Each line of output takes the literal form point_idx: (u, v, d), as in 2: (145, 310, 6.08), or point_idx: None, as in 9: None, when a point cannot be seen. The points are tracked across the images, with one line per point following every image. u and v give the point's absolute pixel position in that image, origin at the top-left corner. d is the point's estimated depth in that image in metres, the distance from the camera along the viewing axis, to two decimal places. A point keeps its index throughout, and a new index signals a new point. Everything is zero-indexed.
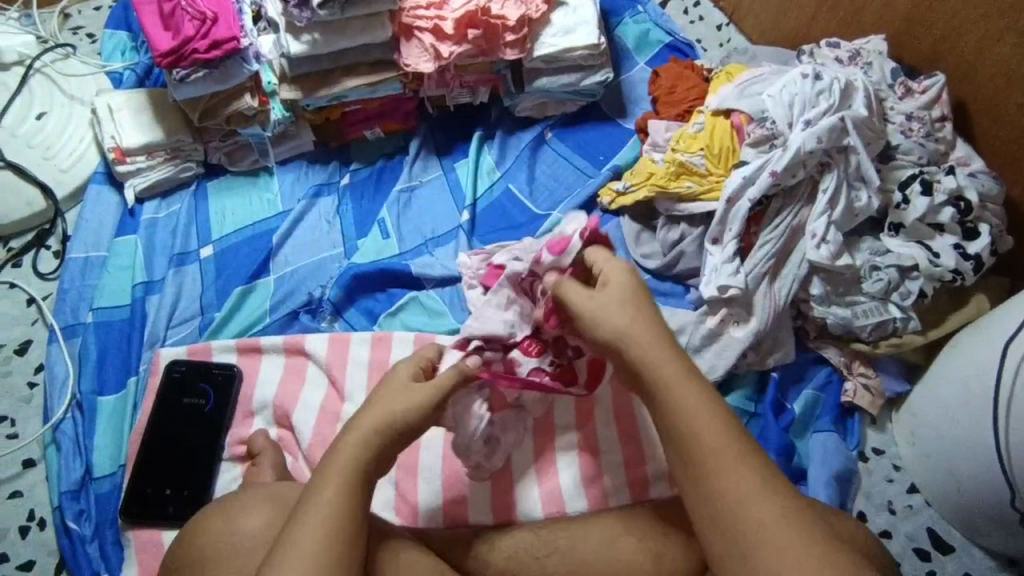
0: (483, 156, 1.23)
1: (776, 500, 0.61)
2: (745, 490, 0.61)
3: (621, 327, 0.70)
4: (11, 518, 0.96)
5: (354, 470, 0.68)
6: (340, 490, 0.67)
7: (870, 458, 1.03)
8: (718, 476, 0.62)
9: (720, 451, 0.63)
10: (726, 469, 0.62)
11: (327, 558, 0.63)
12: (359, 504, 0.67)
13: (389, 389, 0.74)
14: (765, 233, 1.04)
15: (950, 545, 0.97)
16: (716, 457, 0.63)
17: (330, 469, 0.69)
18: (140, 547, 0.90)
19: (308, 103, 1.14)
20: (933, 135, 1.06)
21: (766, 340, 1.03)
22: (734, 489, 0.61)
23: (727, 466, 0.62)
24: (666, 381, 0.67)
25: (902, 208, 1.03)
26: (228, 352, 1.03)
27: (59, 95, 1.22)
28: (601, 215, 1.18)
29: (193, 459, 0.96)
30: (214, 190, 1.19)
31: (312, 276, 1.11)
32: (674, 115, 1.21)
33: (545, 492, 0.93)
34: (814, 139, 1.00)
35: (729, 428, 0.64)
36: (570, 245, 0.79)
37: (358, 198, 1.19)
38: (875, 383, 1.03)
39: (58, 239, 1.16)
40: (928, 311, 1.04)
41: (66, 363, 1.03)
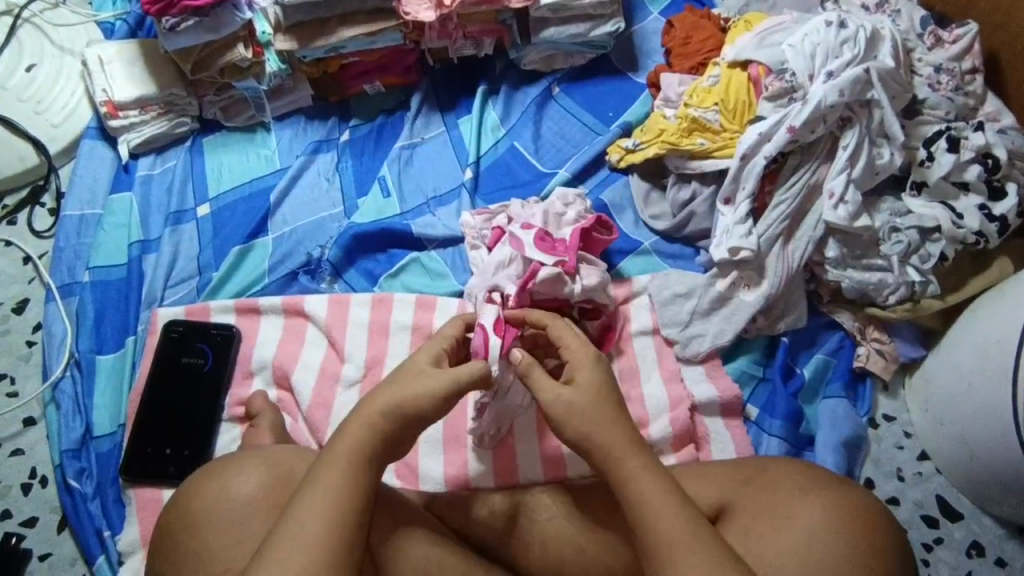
0: (488, 112, 1.18)
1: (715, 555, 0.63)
2: (683, 558, 0.63)
3: (567, 396, 0.73)
4: (14, 475, 0.96)
5: (360, 442, 0.69)
6: (345, 471, 0.66)
7: (880, 424, 1.01)
8: (658, 549, 0.64)
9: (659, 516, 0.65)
10: (665, 543, 0.64)
11: (330, 525, 0.63)
12: (365, 476, 0.67)
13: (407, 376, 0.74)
14: (780, 193, 1.00)
15: (959, 513, 0.95)
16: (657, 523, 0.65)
17: (337, 451, 0.68)
18: (141, 505, 0.90)
19: (304, 54, 1.10)
20: (962, 89, 1.01)
21: (778, 304, 1.00)
22: (674, 564, 0.63)
23: (670, 535, 0.64)
24: (607, 449, 0.69)
25: (926, 166, 0.98)
26: (226, 312, 1.01)
27: (49, 46, 1.18)
28: (608, 173, 1.13)
29: (192, 419, 0.95)
30: (210, 146, 1.16)
31: (311, 236, 1.09)
32: (687, 68, 1.16)
33: (547, 456, 0.91)
34: (836, 92, 0.95)
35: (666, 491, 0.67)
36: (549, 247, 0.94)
37: (357, 154, 1.15)
38: (890, 348, 1.00)
39: (53, 195, 1.14)
40: (949, 275, 1.00)
41: (64, 322, 1.02)
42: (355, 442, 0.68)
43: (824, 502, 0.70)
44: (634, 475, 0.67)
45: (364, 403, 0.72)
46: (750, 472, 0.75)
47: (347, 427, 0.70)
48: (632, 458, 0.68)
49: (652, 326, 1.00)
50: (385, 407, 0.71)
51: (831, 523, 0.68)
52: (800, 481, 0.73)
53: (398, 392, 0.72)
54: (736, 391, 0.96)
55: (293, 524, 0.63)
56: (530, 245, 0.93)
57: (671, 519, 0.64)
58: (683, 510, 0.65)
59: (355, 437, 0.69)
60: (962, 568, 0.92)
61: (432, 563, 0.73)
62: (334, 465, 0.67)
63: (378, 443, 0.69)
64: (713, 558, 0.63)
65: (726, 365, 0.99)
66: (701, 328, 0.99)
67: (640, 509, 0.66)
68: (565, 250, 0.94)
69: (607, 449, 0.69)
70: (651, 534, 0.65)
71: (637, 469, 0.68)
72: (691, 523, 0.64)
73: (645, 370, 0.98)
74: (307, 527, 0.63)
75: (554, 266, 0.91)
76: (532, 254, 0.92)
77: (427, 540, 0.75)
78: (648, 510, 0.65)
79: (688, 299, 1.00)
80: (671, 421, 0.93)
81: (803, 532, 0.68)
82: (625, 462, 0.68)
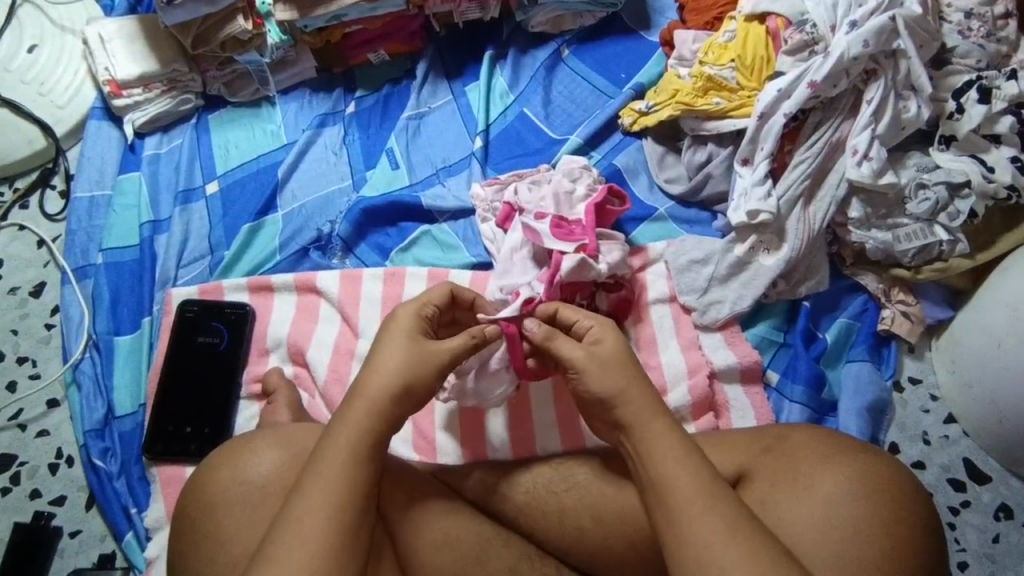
0: (496, 78, 1.15)
1: (726, 514, 0.62)
2: (702, 516, 0.62)
3: (591, 363, 0.73)
4: (41, 455, 0.98)
5: (373, 412, 0.69)
6: (346, 451, 0.67)
7: (906, 387, 0.98)
8: (668, 514, 0.64)
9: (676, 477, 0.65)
10: (674, 510, 0.64)
11: (343, 498, 0.64)
12: (375, 449, 0.68)
13: (391, 346, 0.73)
14: (801, 151, 0.96)
15: (986, 475, 0.93)
16: (670, 484, 0.65)
17: (338, 434, 0.68)
18: (165, 482, 0.91)
19: (306, 24, 1.07)
20: (994, 35, 0.96)
21: (799, 268, 0.97)
22: (692, 522, 0.62)
23: (689, 493, 0.64)
24: (628, 416, 0.69)
25: (956, 118, 0.94)
26: (240, 290, 1.01)
27: (49, 26, 1.17)
28: (621, 137, 1.10)
29: (210, 397, 0.95)
30: (216, 122, 1.14)
31: (320, 211, 1.07)
32: (702, 24, 1.11)
33: (564, 427, 0.90)
34: (860, 42, 0.91)
35: (686, 454, 0.66)
36: (567, 234, 0.91)
37: (364, 126, 1.13)
38: (915, 310, 0.97)
39: (62, 178, 1.13)
40: (979, 233, 0.96)
41: (80, 305, 1.02)
42: (354, 424, 0.68)
43: (845, 469, 0.68)
44: (658, 435, 0.68)
45: (356, 385, 0.71)
46: (771, 441, 0.74)
47: (345, 414, 0.69)
48: (657, 419, 0.69)
49: (669, 293, 0.98)
50: (383, 385, 0.70)
51: (852, 492, 0.67)
52: (820, 447, 0.71)
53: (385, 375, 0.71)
54: (756, 356, 0.94)
55: (298, 509, 0.63)
56: (548, 235, 0.90)
57: (691, 479, 0.64)
58: (704, 471, 0.65)
59: (355, 421, 0.68)
60: (989, 530, 0.90)
61: (449, 536, 0.74)
62: (336, 446, 0.67)
63: (377, 425, 0.69)
64: (733, 518, 0.62)
65: (745, 332, 0.97)
66: (719, 295, 0.97)
67: (658, 469, 0.66)
68: (583, 232, 0.92)
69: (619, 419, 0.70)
70: (669, 492, 0.65)
71: (664, 428, 0.68)
72: (712, 483, 0.64)
73: (663, 338, 0.96)
74: (314, 508, 0.63)
75: (575, 252, 0.89)
76: (551, 244, 0.90)
77: (445, 515, 0.75)
78: (662, 478, 0.65)
79: (706, 265, 0.98)
80: (690, 389, 0.92)
81: (823, 498, 0.67)
82: (650, 424, 0.69)
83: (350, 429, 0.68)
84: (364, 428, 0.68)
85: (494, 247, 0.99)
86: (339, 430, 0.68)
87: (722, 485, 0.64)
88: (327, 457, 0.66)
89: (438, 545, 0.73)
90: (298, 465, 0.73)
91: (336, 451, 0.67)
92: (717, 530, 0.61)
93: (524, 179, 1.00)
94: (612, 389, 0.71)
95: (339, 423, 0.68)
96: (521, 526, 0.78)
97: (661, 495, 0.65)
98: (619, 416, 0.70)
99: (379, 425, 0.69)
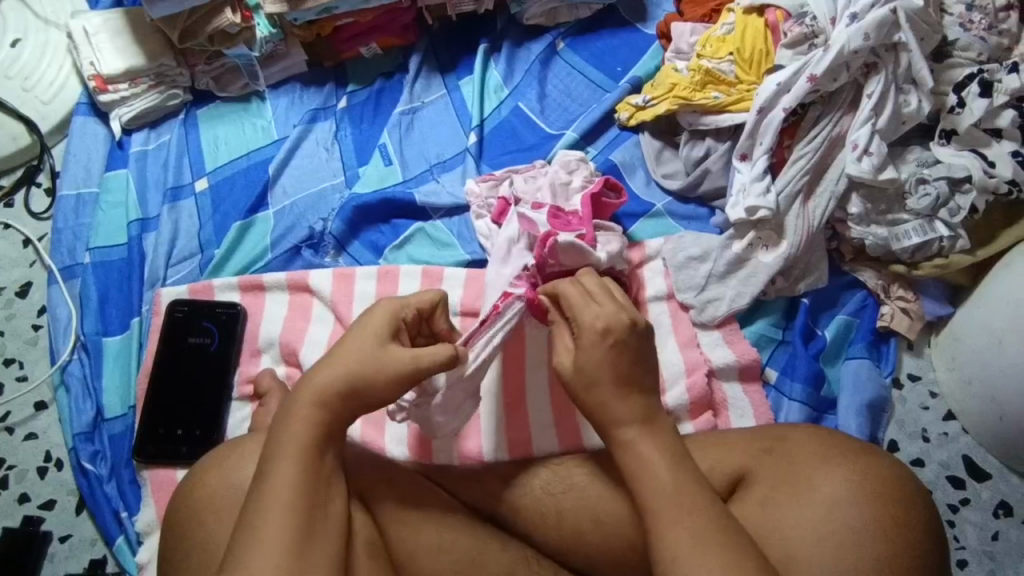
0: (490, 72, 1.13)
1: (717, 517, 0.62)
2: (670, 525, 0.62)
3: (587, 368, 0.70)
4: (29, 458, 0.96)
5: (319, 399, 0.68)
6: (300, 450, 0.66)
7: (905, 384, 0.97)
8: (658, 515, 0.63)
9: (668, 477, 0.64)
10: (665, 507, 0.63)
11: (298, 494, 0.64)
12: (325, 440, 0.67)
13: (356, 341, 0.71)
14: (801, 146, 0.95)
15: (986, 472, 0.93)
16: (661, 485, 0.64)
17: (290, 431, 0.66)
18: (156, 486, 0.90)
19: (296, 16, 1.05)
20: (996, 28, 0.95)
21: (797, 265, 0.96)
22: (661, 532, 0.62)
23: (661, 507, 0.63)
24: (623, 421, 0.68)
25: (956, 112, 0.92)
26: (231, 290, 0.99)
27: (33, 20, 1.15)
28: (618, 132, 1.08)
29: (200, 399, 0.94)
30: (205, 118, 1.12)
31: (313, 209, 1.05)
32: (699, 16, 1.10)
33: (561, 427, 0.89)
34: (861, 36, 0.89)
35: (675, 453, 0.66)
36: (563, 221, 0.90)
37: (356, 122, 1.11)
38: (915, 306, 0.96)
39: (48, 175, 1.11)
40: (979, 228, 0.95)
41: (67, 305, 1.00)
42: (305, 423, 0.67)
43: (846, 471, 0.68)
44: (638, 440, 0.67)
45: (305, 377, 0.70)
46: (771, 441, 0.73)
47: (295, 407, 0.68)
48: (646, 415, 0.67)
49: (666, 291, 0.96)
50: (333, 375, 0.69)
51: (852, 493, 0.66)
52: (821, 447, 0.70)
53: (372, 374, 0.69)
54: (755, 354, 0.93)
55: (259, 514, 0.62)
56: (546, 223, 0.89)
57: (661, 491, 0.64)
58: (682, 480, 0.64)
59: (303, 414, 0.67)
60: (989, 527, 0.90)
61: (443, 541, 0.73)
62: (289, 446, 0.66)
63: (329, 417, 0.68)
64: (703, 529, 0.61)
65: (743, 329, 0.96)
66: (718, 292, 0.95)
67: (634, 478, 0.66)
68: (581, 222, 0.91)
69: (617, 419, 0.68)
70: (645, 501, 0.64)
71: (638, 434, 0.67)
72: (682, 496, 0.63)
73: (661, 336, 0.95)
74: (271, 512, 0.62)
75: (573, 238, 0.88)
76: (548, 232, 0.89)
77: (439, 519, 0.74)
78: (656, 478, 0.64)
79: (703, 262, 0.96)
80: (688, 387, 0.91)
81: (824, 501, 0.67)
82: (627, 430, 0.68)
83: (303, 425, 0.67)
84: (319, 425, 0.67)
85: (490, 243, 0.98)
86: (291, 429, 0.67)
87: (702, 499, 0.63)
88: (284, 457, 0.65)
89: (431, 550, 0.72)
90: None
91: (291, 451, 0.65)
92: (684, 540, 0.61)
93: (520, 174, 0.99)
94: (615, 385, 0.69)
95: (290, 422, 0.67)
96: (518, 528, 0.77)
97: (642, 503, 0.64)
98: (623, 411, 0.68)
99: (329, 414, 0.68)
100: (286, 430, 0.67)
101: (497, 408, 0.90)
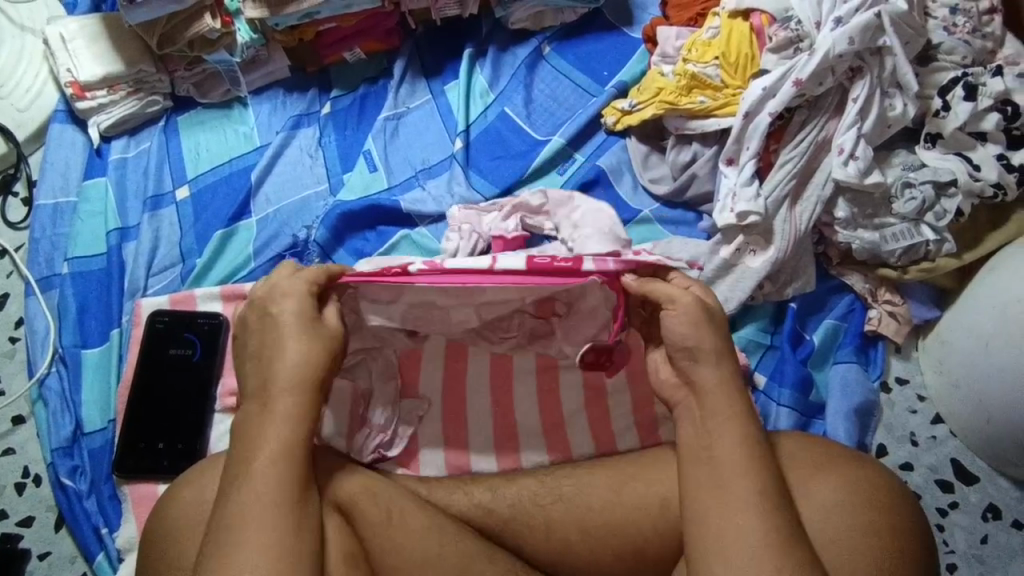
0: (475, 77, 1.12)
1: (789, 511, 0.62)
2: (756, 511, 0.61)
3: None
4: (6, 475, 0.94)
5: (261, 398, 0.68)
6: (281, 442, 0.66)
7: (893, 388, 0.97)
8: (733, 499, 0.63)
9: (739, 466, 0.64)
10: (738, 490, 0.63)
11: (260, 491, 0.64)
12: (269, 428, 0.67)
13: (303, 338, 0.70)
14: (787, 151, 0.95)
15: (975, 475, 0.93)
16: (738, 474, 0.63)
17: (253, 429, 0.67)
18: (137, 501, 0.88)
19: (277, 22, 1.03)
20: (980, 31, 0.95)
21: (785, 270, 0.96)
22: (742, 510, 0.62)
23: (745, 496, 0.62)
24: None
25: (941, 116, 0.93)
26: (212, 300, 0.97)
27: (8, 26, 1.12)
28: (605, 137, 1.08)
29: (182, 410, 0.92)
30: (186, 124, 1.10)
31: (297, 216, 1.04)
32: (685, 20, 1.09)
33: (550, 437, 0.88)
34: (846, 40, 0.89)
35: (745, 441, 0.65)
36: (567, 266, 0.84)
37: (340, 128, 1.10)
38: (902, 310, 0.96)
39: (25, 184, 1.09)
40: (965, 231, 0.95)
41: (45, 317, 0.98)
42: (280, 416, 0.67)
43: (838, 479, 0.67)
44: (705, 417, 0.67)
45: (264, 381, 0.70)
46: (761, 450, 0.71)
47: (268, 406, 0.68)
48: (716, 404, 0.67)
49: None
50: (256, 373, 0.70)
51: (842, 502, 0.66)
52: (813, 456, 0.70)
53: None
54: (744, 359, 0.92)
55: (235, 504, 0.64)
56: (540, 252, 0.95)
57: (747, 483, 0.63)
58: (767, 470, 0.64)
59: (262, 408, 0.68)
60: (978, 531, 0.90)
61: (430, 552, 0.71)
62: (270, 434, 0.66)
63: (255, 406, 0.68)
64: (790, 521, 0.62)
65: (733, 334, 0.96)
66: None
67: (720, 451, 0.65)
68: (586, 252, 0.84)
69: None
70: (731, 481, 0.63)
71: (730, 412, 0.66)
72: (767, 482, 0.63)
73: None
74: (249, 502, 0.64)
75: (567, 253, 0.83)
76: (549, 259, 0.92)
77: (424, 532, 0.72)
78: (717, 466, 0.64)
79: None
80: None
81: (815, 509, 0.66)
82: (719, 399, 0.67)
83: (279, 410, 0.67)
84: (295, 420, 0.68)
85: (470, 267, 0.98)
86: (269, 426, 0.67)
87: (774, 497, 0.63)
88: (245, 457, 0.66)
89: (422, 562, 0.71)
90: None
91: (269, 440, 0.66)
92: (763, 534, 0.60)
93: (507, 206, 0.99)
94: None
95: (264, 419, 0.67)
96: (506, 538, 0.76)
97: (716, 475, 0.64)
98: (697, 374, 0.68)
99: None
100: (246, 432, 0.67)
101: (485, 419, 0.89)
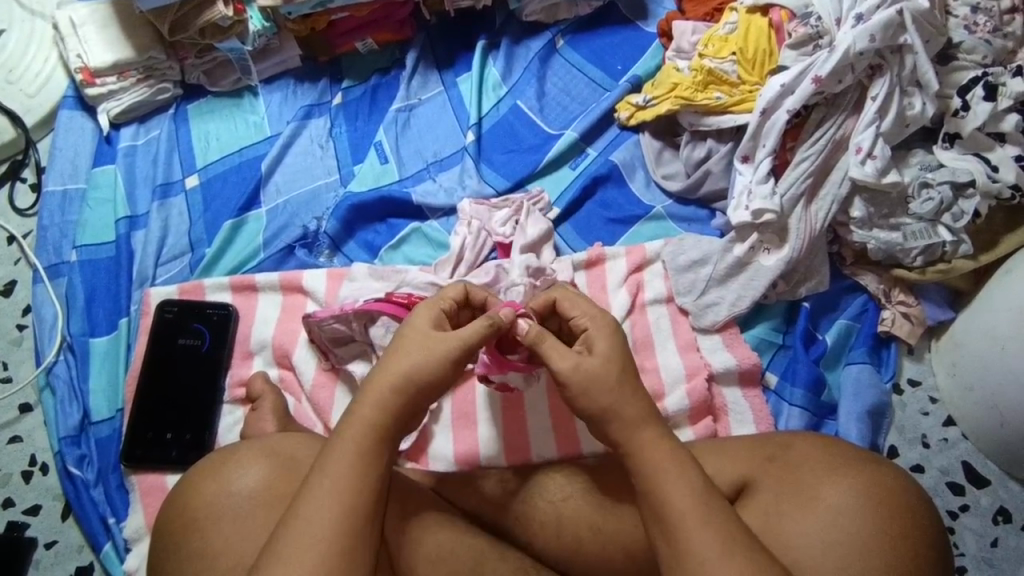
0: (488, 70, 1.11)
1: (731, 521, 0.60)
2: (707, 538, 0.59)
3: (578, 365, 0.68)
4: (13, 463, 0.94)
5: (365, 422, 0.64)
6: (361, 472, 0.62)
7: (905, 389, 0.97)
8: (678, 514, 0.60)
9: (687, 481, 0.62)
10: (685, 506, 0.60)
11: (341, 531, 0.60)
12: (373, 462, 0.63)
13: (413, 344, 0.67)
14: (803, 150, 0.94)
15: (986, 479, 0.92)
16: (684, 487, 0.61)
17: (352, 457, 0.63)
18: (144, 491, 0.88)
19: (289, 10, 1.02)
20: (1001, 30, 0.94)
21: (798, 269, 0.95)
22: (695, 530, 0.59)
23: (692, 507, 0.60)
24: (632, 423, 0.65)
25: (961, 115, 0.91)
26: (222, 290, 0.97)
27: (18, 9, 1.11)
28: (618, 132, 1.07)
29: (190, 400, 0.92)
30: (196, 112, 1.09)
31: (306, 207, 1.03)
32: (701, 15, 1.08)
33: (560, 432, 0.88)
34: (867, 37, 0.89)
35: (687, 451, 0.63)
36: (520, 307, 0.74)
37: (351, 118, 1.09)
38: (916, 311, 0.95)
39: (33, 170, 1.08)
40: (982, 231, 0.94)
41: (53, 304, 0.97)
42: (354, 444, 0.63)
43: (852, 482, 0.67)
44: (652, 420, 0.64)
45: (376, 394, 0.65)
46: (774, 449, 0.72)
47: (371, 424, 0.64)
48: (648, 433, 0.64)
49: (665, 294, 0.95)
50: (391, 392, 0.65)
51: (858, 504, 0.65)
52: (827, 458, 0.70)
53: (385, 397, 0.65)
54: (755, 358, 0.92)
55: (310, 518, 0.60)
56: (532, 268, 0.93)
57: (691, 498, 0.61)
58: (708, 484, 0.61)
59: (353, 438, 0.63)
60: (988, 534, 0.90)
61: (443, 550, 0.70)
62: (337, 458, 0.62)
63: (366, 433, 0.64)
64: (741, 539, 0.59)
65: (743, 333, 0.95)
66: (717, 296, 0.94)
67: (663, 481, 0.62)
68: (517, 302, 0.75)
69: (631, 420, 0.65)
70: (664, 508, 0.61)
71: (655, 442, 0.64)
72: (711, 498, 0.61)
73: (660, 340, 0.93)
74: (314, 522, 0.59)
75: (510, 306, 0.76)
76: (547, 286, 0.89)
77: (439, 526, 0.72)
78: (668, 480, 0.62)
79: (704, 265, 0.95)
80: (688, 393, 0.89)
81: (828, 512, 0.65)
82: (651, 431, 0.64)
83: (359, 430, 0.64)
84: (374, 448, 0.63)
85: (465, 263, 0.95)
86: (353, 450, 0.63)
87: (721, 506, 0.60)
88: (343, 482, 0.61)
89: (435, 561, 0.69)
90: (288, 473, 0.70)
91: (351, 469, 0.62)
92: (717, 543, 0.59)
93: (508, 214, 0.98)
94: (616, 391, 0.66)
95: (352, 440, 0.63)
96: (519, 536, 0.75)
97: (667, 505, 0.61)
98: (636, 414, 0.65)
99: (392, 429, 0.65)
100: (350, 455, 0.63)
101: (495, 414, 0.89)
